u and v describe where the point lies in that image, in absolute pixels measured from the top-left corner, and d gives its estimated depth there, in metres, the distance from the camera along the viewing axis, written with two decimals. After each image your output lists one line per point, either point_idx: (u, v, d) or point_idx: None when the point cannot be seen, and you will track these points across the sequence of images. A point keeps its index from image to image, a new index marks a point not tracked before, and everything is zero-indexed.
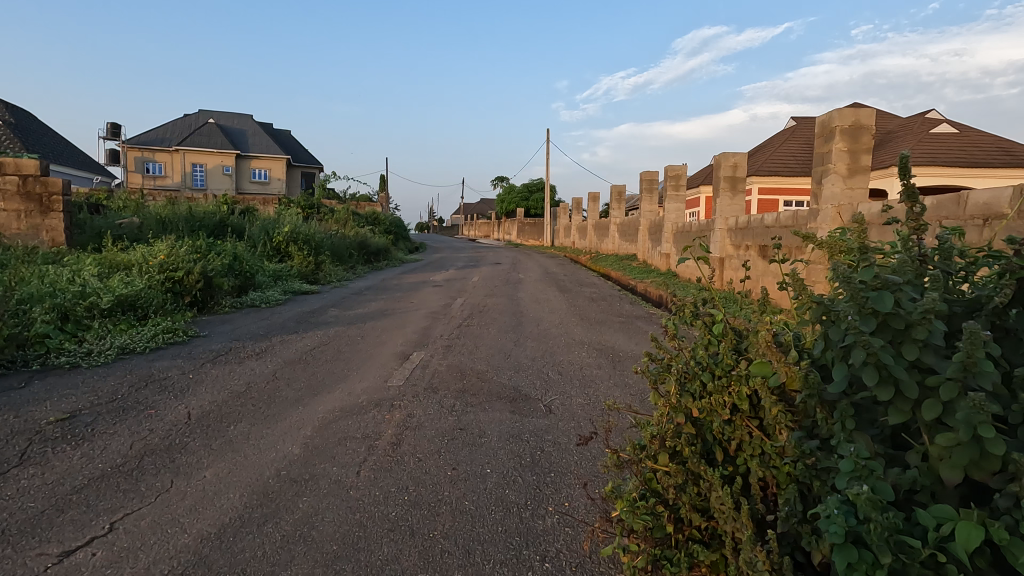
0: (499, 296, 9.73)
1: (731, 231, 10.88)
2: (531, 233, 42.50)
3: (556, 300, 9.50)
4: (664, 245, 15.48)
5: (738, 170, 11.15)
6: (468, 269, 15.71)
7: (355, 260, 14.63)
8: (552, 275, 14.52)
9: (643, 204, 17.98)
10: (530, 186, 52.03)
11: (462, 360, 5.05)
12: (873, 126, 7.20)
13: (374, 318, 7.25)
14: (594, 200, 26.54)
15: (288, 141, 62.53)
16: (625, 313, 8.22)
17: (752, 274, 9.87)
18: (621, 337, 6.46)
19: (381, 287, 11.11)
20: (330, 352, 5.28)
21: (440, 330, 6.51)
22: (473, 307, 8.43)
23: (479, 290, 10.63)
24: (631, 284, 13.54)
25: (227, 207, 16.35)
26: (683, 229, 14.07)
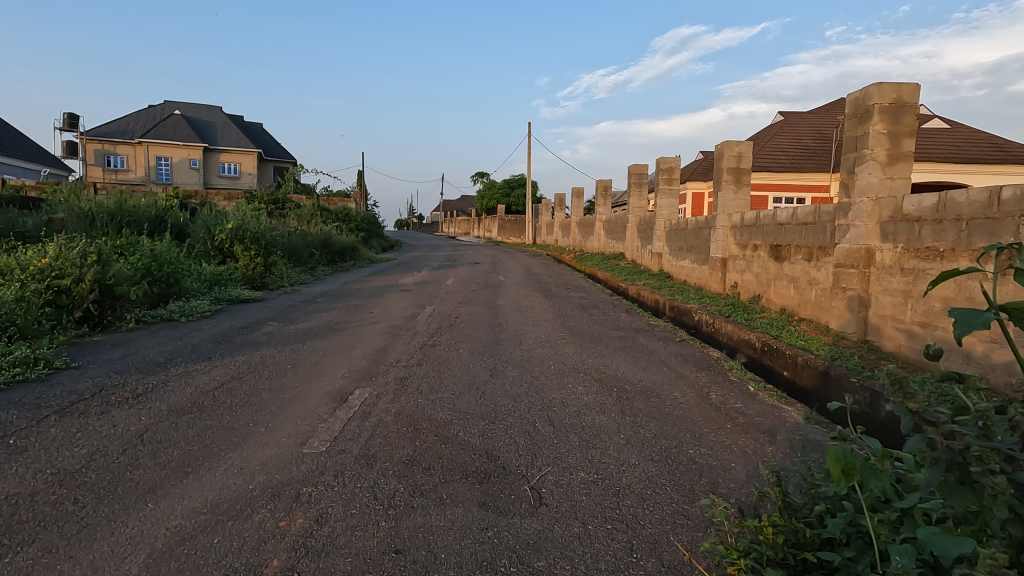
0: (475, 304, 8.44)
1: (736, 229, 9.73)
2: (512, 230, 41.23)
3: (541, 308, 8.23)
4: (656, 244, 14.30)
5: (743, 161, 9.99)
6: (443, 270, 14.38)
7: (317, 260, 13.18)
8: (535, 276, 13.28)
9: (632, 200, 16.81)
10: (511, 182, 50.69)
11: (417, 402, 3.77)
12: (917, 104, 6.03)
13: (319, 335, 5.90)
14: (578, 196, 25.34)
15: (260, 134, 60.35)
16: (622, 325, 7.01)
17: (761, 278, 8.73)
18: (623, 360, 5.23)
19: (341, 291, 9.72)
20: (243, 390, 3.94)
21: (400, 352, 5.22)
22: (443, 318, 7.13)
23: (453, 296, 9.34)
24: (623, 287, 12.36)
25: (175, 201, 14.74)
26: (678, 226, 12.90)
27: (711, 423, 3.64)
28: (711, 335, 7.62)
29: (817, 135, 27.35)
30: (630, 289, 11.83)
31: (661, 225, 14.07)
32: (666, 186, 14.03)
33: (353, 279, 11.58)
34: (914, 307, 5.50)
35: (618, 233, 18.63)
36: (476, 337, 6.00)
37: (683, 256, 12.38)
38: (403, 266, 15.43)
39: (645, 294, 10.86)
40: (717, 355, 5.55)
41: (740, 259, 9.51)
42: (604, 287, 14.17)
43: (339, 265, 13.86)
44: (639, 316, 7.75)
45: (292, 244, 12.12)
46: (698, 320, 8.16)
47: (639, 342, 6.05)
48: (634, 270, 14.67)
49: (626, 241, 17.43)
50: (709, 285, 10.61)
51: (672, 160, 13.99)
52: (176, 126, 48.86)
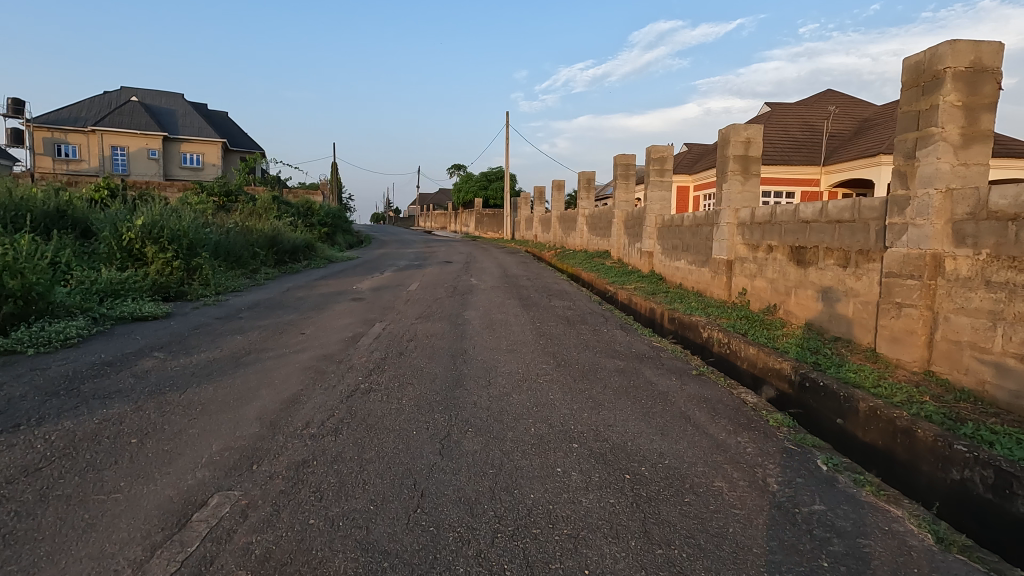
0: (438, 318, 6.91)
1: (744, 226, 8.39)
2: (490, 225, 39.68)
3: (519, 324, 6.74)
4: (646, 241, 12.92)
5: (752, 148, 8.62)
6: (409, 272, 12.83)
7: (261, 260, 11.48)
8: (512, 279, 11.81)
9: (618, 193, 15.45)
10: (489, 175, 49.02)
11: (306, 527, 2.25)
12: (1000, 68, 4.70)
13: (214, 375, 4.32)
14: (559, 189, 23.88)
15: (226, 124, 57.68)
16: (620, 349, 5.55)
17: (779, 285, 7.36)
18: (631, 413, 3.76)
19: (278, 300, 8.09)
20: (20, 503, 2.37)
21: (314, 406, 3.66)
22: (392, 341, 5.58)
23: (413, 306, 7.80)
24: (611, 293, 10.95)
25: (99, 192, 12.84)
26: (672, 223, 11.52)
27: (795, 561, 2.19)
28: (725, 359, 6.24)
29: (805, 127, 26.33)
30: (621, 295, 10.42)
31: (652, 221, 12.69)
32: (658, 178, 12.63)
33: (300, 283, 9.93)
34: (1009, 333, 4.15)
35: (602, 229, 17.24)
36: (430, 374, 4.49)
37: (678, 257, 11.01)
38: (365, 267, 13.77)
39: (638, 302, 9.45)
40: (753, 400, 4.13)
41: (751, 263, 8.16)
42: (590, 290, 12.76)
43: (289, 267, 12.17)
44: (637, 335, 6.33)
45: (227, 243, 10.41)
46: (707, 338, 6.78)
47: (646, 378, 4.59)
48: (622, 271, 13.30)
49: (612, 238, 16.04)
50: (711, 291, 9.29)
51: (664, 148, 12.59)
52: (132, 114, 45.99)
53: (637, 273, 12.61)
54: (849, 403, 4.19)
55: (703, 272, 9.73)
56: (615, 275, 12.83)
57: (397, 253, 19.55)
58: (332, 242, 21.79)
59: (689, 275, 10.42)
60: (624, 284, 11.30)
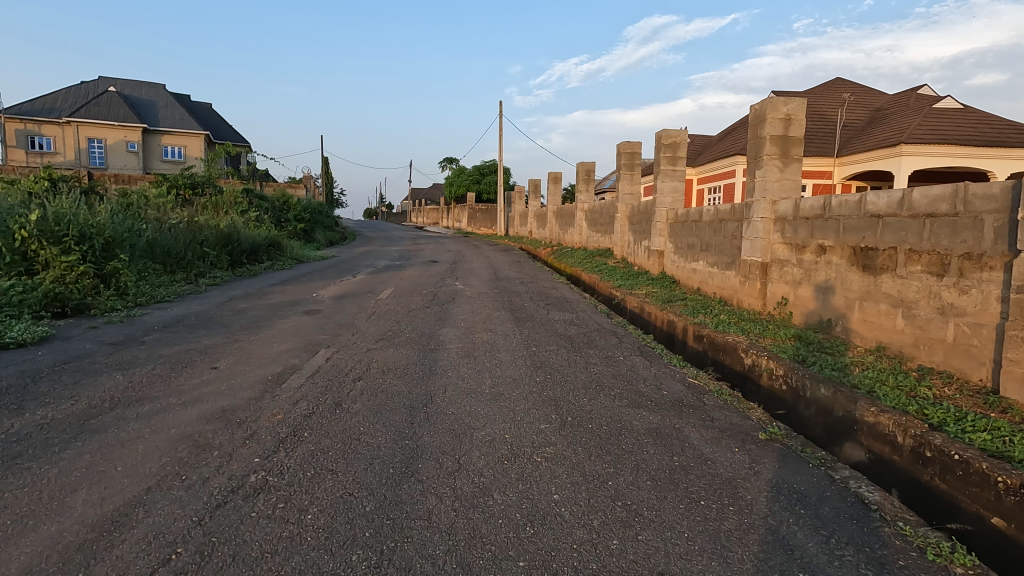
0: (405, 341, 5.38)
1: (784, 221, 6.91)
2: (483, 221, 38.11)
3: (509, 349, 5.21)
4: (655, 239, 11.42)
5: (793, 128, 7.11)
6: (387, 274, 11.27)
7: (210, 262, 9.84)
8: (503, 283, 10.27)
9: (622, 185, 13.94)
10: (482, 169, 47.40)
11: None
12: None
13: (25, 456, 2.74)
14: (556, 183, 22.31)
15: (210, 117, 55.69)
16: (647, 392, 4.04)
17: (836, 296, 5.87)
18: (693, 538, 2.23)
19: (211, 314, 6.49)
20: None
21: (147, 536, 2.11)
22: (332, 382, 4.05)
23: (378, 322, 6.26)
24: (619, 302, 9.41)
25: (27, 182, 11.12)
26: (688, 219, 10.01)
27: None
28: (781, 398, 4.74)
29: (816, 117, 24.87)
30: (631, 305, 8.89)
31: (663, 216, 11.17)
32: (670, 166, 11.10)
33: (250, 290, 8.33)
34: None
35: (603, 225, 15.72)
36: (371, 447, 2.95)
37: (696, 257, 9.50)
38: (338, 268, 12.16)
39: (655, 313, 7.91)
40: (873, 497, 2.62)
41: (794, 267, 6.67)
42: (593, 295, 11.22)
43: (246, 269, 10.54)
44: (665, 365, 4.82)
45: (165, 243, 8.80)
46: (750, 366, 5.28)
47: (697, 451, 3.07)
48: (628, 273, 11.77)
49: (614, 235, 14.52)
50: (740, 299, 7.80)
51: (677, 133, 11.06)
52: (109, 105, 43.87)
53: (647, 276, 11.06)
54: (1016, 497, 2.71)
55: (730, 275, 8.23)
56: (621, 278, 11.29)
57: (380, 252, 17.96)
58: (311, 240, 20.10)
59: (710, 280, 8.92)
60: (634, 290, 9.75)
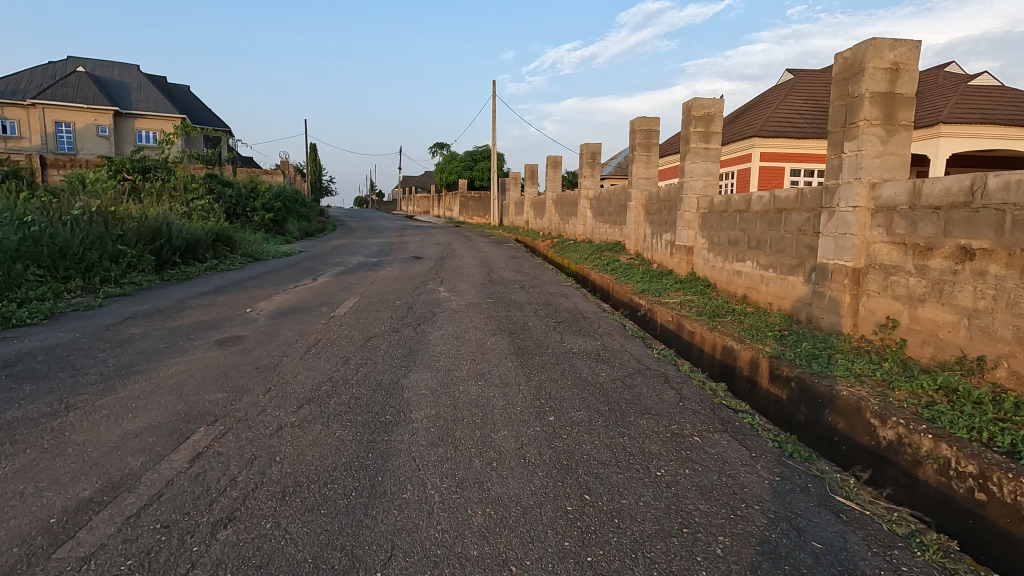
0: (347, 405, 3.38)
1: (891, 211, 4.98)
2: (476, 209, 36.03)
3: (514, 422, 3.22)
4: (681, 232, 9.48)
5: (900, 82, 5.14)
6: (358, 277, 9.27)
7: (127, 264, 7.76)
8: (499, 287, 8.30)
9: (636, 168, 11.97)
10: (474, 154, 45.16)
11: None
12: None
13: None
14: (555, 168, 20.25)
15: (188, 100, 52.92)
16: (785, 549, 2.10)
17: (996, 325, 3.95)
18: None
19: (74, 349, 4.45)
20: None
21: None
22: (171, 534, 2.06)
23: (319, 361, 4.28)
24: (650, 317, 7.42)
25: None
26: (730, 208, 8.05)
27: None
28: (971, 514, 2.82)
29: None
30: (667, 321, 6.92)
31: (693, 204, 9.19)
32: (701, 144, 9.12)
33: (164, 304, 6.27)
34: None
35: (613, 215, 13.76)
36: None
37: (744, 257, 7.54)
38: (299, 268, 10.10)
39: (705, 336, 5.92)
40: None
41: (911, 277, 4.74)
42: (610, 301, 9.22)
43: (178, 271, 8.46)
44: (779, 458, 2.87)
45: (56, 240, 6.72)
46: (893, 444, 3.35)
47: None
48: (651, 275, 9.73)
49: (626, 226, 12.58)
50: (815, 313, 5.90)
51: (710, 103, 9.07)
52: (76, 85, 40.97)
53: (676, 279, 9.03)
54: None
55: (801, 283, 6.28)
56: (643, 280, 9.27)
57: (359, 245, 15.84)
58: (282, 232, 17.92)
59: (767, 287, 6.96)
60: (666, 299, 7.76)
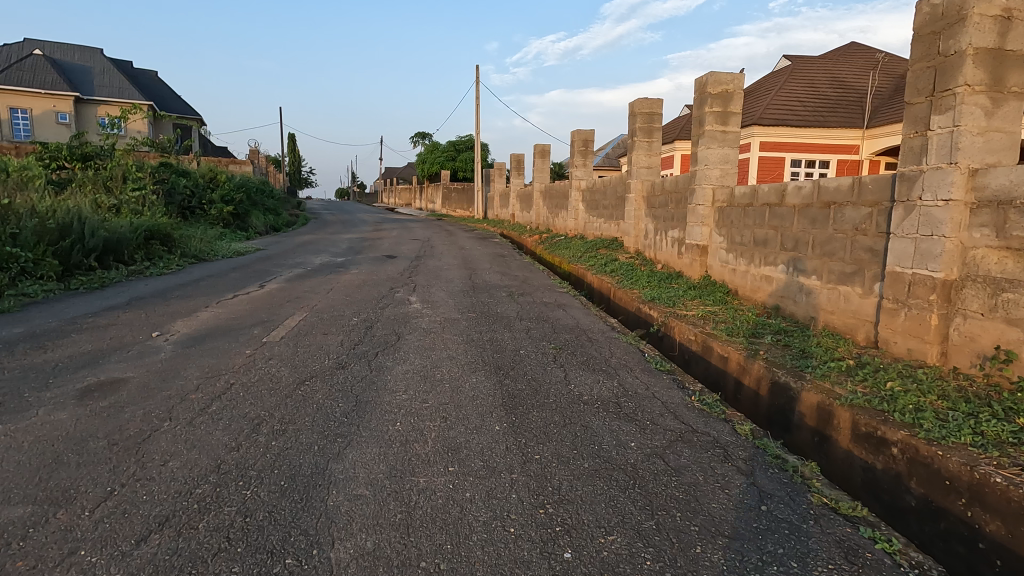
0: (226, 533, 2.02)
1: (1006, 205, 3.72)
2: (459, 202, 34.48)
3: (504, 571, 1.87)
4: (693, 230, 8.22)
5: (1011, 36, 3.89)
6: (317, 282, 7.87)
7: (21, 269, 6.23)
8: (484, 296, 6.97)
9: (636, 156, 10.68)
10: (457, 145, 43.56)
11: None
12: None
13: None
14: (544, 157, 18.87)
15: (156, 87, 50.41)
16: None
17: None
18: None
19: None
20: None
21: None
22: None
23: (217, 427, 2.91)
24: (669, 334, 6.12)
25: None
26: (757, 201, 6.78)
27: None
28: None
29: (836, 85, 21.88)
30: (690, 340, 5.64)
31: (708, 197, 7.92)
32: (718, 127, 7.84)
33: (45, 328, 4.79)
34: None
35: (609, 209, 12.47)
36: None
37: (778, 260, 6.30)
38: (250, 270, 8.63)
39: (745, 363, 4.66)
40: None
41: None
42: (616, 311, 7.90)
43: (93, 277, 6.95)
44: None
45: None
46: None
47: None
48: (659, 279, 8.42)
49: (625, 221, 11.29)
50: (883, 335, 4.65)
51: (728, 78, 7.79)
52: (32, 69, 38.31)
53: (690, 284, 7.74)
54: None
55: (859, 295, 5.04)
56: (652, 285, 7.96)
57: (329, 241, 14.36)
58: (245, 226, 16.32)
59: (810, 297, 5.72)
60: (685, 310, 6.47)
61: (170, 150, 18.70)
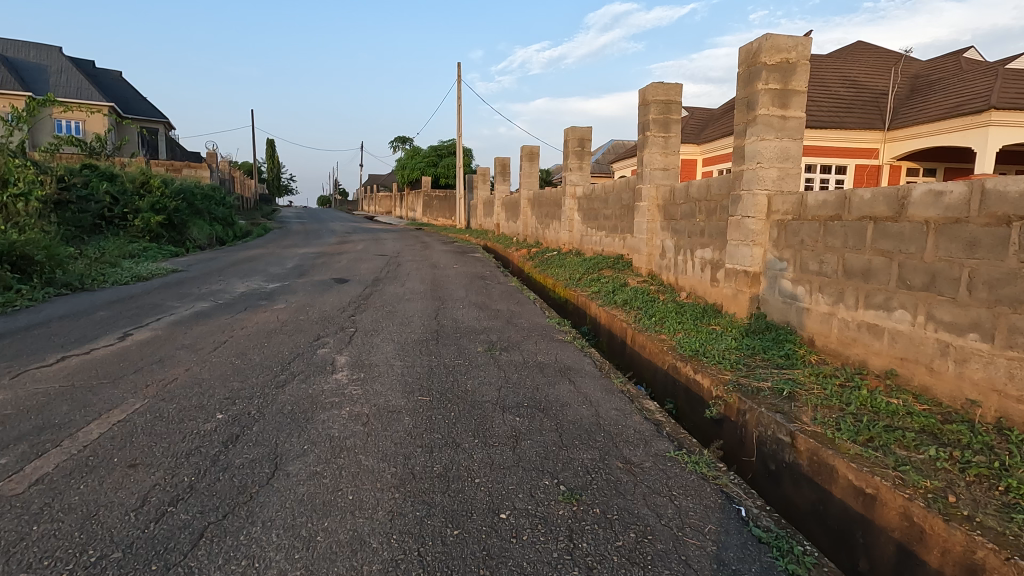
0: None
1: None
2: (441, 210, 32.23)
3: None
4: (738, 251, 6.08)
5: None
6: (219, 324, 5.58)
7: None
8: (453, 352, 4.77)
9: (649, 157, 8.58)
10: (440, 149, 41.39)
11: None
12: None
13: None
14: (532, 161, 16.70)
15: (120, 87, 47.63)
16: None
17: None
18: None
19: None
20: None
21: None
22: None
23: None
24: (738, 421, 3.92)
25: None
26: (850, 213, 4.65)
27: None
28: None
29: (849, 84, 20.15)
30: (783, 441, 3.44)
31: (763, 206, 5.77)
32: (776, 110, 5.69)
33: None
34: None
35: (612, 221, 10.35)
36: None
37: (895, 303, 4.17)
38: (134, 307, 6.30)
39: (926, 519, 2.48)
40: None
41: None
42: (640, 367, 5.70)
43: None
44: None
45: None
46: None
47: None
48: (694, 316, 6.24)
49: (635, 236, 9.17)
50: None
51: (789, 43, 5.65)
52: None
53: (741, 328, 5.57)
54: None
55: None
56: (687, 328, 5.77)
57: (278, 257, 12.02)
58: (182, 238, 13.91)
59: (966, 368, 3.59)
60: (754, 377, 4.28)
61: (99, 151, 16.14)
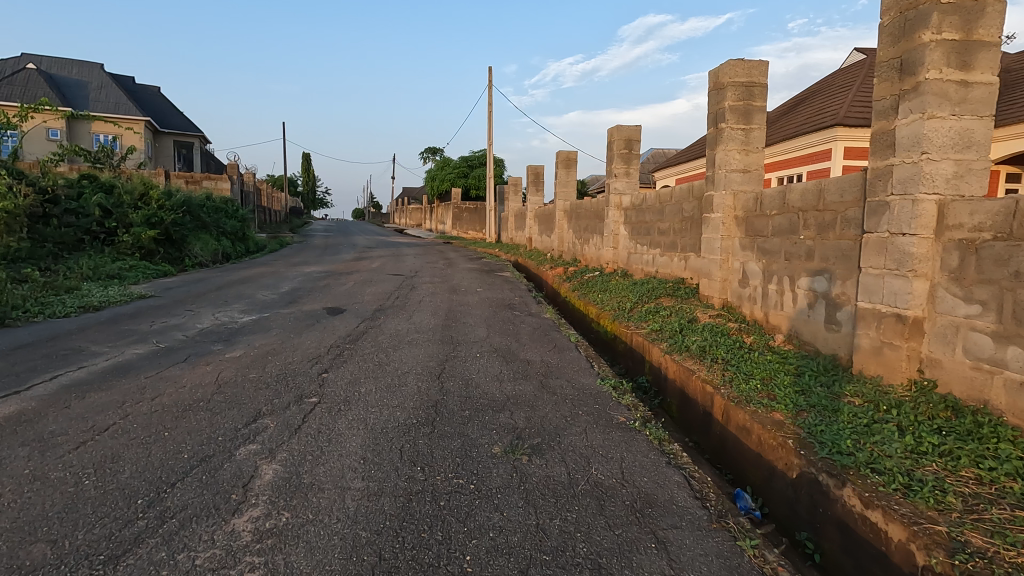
0: None
1: None
2: (470, 223, 30.70)
3: None
4: (885, 284, 4.10)
5: None
6: (132, 385, 3.95)
7: None
8: (455, 453, 2.97)
9: (725, 156, 6.69)
10: (470, 160, 40.16)
11: None
12: None
13: None
14: (569, 168, 14.88)
15: (158, 102, 48.37)
16: None
17: None
18: None
19: None
20: None
21: None
22: None
23: None
24: None
25: None
26: None
27: None
28: None
29: None
30: None
31: (931, 217, 3.81)
32: (954, 73, 3.73)
33: None
34: None
35: (669, 237, 8.46)
36: None
37: None
38: (41, 353, 4.72)
39: None
40: None
41: None
42: (743, 465, 3.77)
43: None
44: None
45: None
46: None
47: None
48: (815, 380, 4.24)
49: (703, 257, 7.27)
50: None
51: None
52: (24, 82, 36.67)
53: (905, 408, 3.56)
54: None
55: None
56: (816, 404, 3.78)
57: (278, 277, 10.51)
58: (179, 255, 12.63)
59: None
60: (1002, 536, 2.30)
61: (104, 160, 15.14)
